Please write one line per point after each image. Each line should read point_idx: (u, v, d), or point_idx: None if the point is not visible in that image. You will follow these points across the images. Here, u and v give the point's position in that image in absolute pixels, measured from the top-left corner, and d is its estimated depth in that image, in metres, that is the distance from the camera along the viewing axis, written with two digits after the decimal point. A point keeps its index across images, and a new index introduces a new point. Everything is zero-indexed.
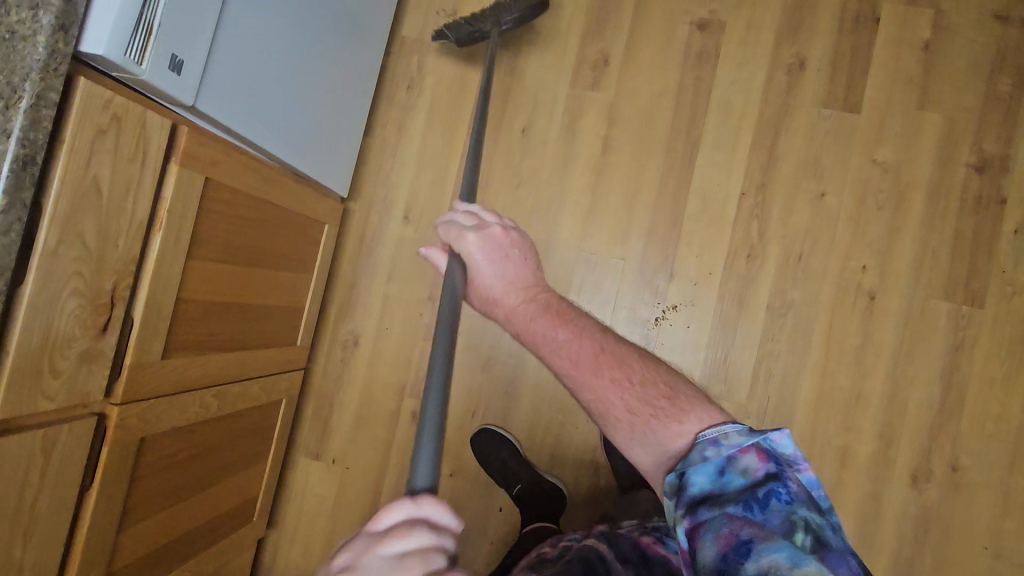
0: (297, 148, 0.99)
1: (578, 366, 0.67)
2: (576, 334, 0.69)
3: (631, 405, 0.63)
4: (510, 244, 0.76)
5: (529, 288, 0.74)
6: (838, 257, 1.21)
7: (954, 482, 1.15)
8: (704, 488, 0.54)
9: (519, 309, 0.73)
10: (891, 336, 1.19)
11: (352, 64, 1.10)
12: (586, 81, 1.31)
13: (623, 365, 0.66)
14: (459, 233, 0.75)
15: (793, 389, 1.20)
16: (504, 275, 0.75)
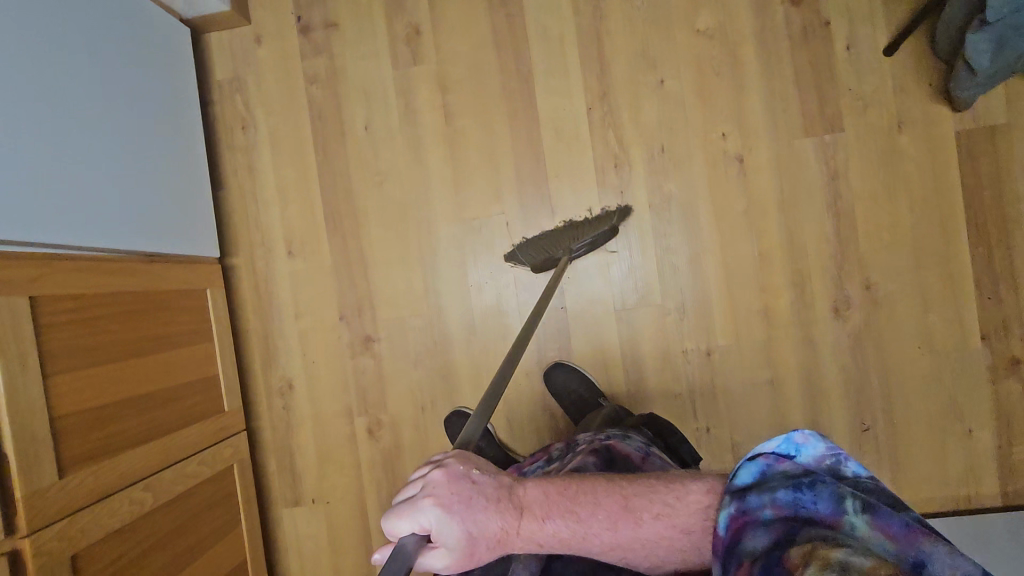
0: (132, 235, 1.00)
1: (615, 529, 0.57)
2: (594, 492, 0.59)
3: (688, 533, 0.55)
4: (465, 468, 0.57)
5: (515, 486, 0.58)
6: (698, 134, 1.22)
7: (872, 299, 1.18)
8: (748, 481, 0.51)
9: (531, 521, 0.56)
10: (771, 189, 1.20)
11: (165, 137, 1.10)
12: (405, 58, 1.29)
13: (653, 498, 0.58)
14: (414, 515, 0.52)
15: (701, 272, 1.23)
16: (490, 509, 0.55)
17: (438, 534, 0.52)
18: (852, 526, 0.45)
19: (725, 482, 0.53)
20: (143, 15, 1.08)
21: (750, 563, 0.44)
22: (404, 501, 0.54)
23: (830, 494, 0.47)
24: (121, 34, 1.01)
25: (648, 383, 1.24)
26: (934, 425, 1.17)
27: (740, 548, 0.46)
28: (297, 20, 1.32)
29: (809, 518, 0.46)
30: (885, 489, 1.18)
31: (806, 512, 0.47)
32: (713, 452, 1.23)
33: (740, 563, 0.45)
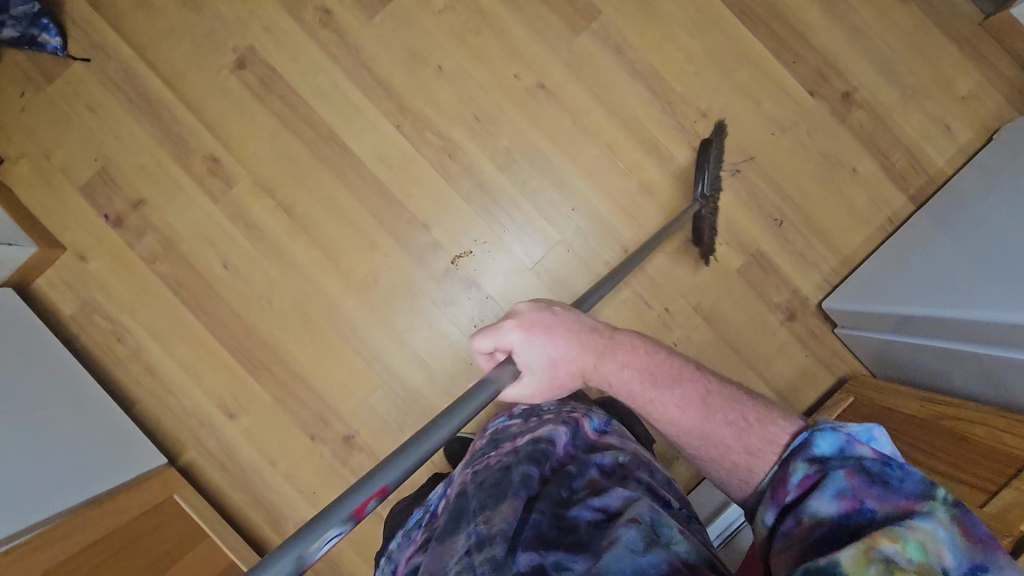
0: (27, 508, 0.92)
1: (684, 412, 0.71)
2: (654, 368, 0.74)
3: (751, 444, 0.66)
4: (552, 309, 0.77)
5: (597, 342, 0.75)
6: (497, 88, 1.28)
7: (714, 124, 1.28)
8: (829, 448, 0.58)
9: (584, 364, 0.75)
10: (581, 92, 1.28)
11: (60, 411, 1.08)
12: (219, 187, 1.30)
13: (733, 406, 0.71)
14: (499, 331, 0.73)
15: (575, 192, 1.28)
16: (572, 341, 0.75)
17: (517, 348, 0.73)
18: (927, 507, 0.51)
19: (804, 442, 0.60)
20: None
21: (808, 518, 0.54)
22: (494, 325, 0.74)
23: (917, 478, 0.52)
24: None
25: (597, 308, 1.29)
26: (826, 184, 1.28)
27: (806, 504, 0.55)
28: (105, 218, 1.31)
29: (881, 495, 0.52)
30: (829, 258, 1.27)
31: (886, 488, 0.53)
32: (685, 325, 1.28)
33: (800, 517, 0.55)
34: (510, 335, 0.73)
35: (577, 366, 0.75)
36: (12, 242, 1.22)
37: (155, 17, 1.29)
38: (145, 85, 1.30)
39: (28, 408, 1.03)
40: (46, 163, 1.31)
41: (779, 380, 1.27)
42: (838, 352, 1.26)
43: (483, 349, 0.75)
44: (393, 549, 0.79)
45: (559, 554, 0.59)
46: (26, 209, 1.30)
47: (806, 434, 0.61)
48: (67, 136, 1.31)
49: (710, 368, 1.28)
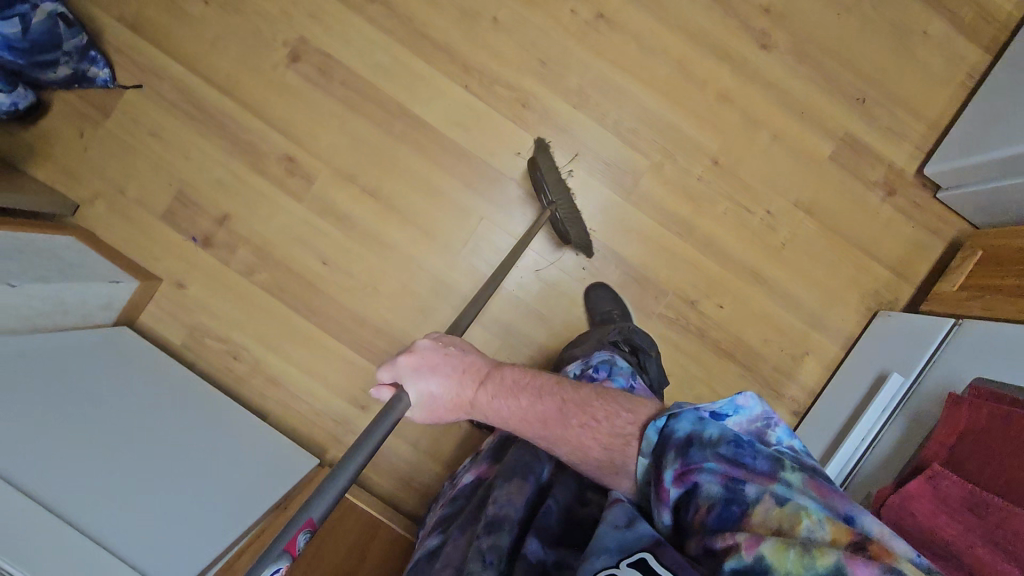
0: (221, 526, 0.96)
1: (546, 425, 0.70)
2: (529, 397, 0.73)
3: (602, 440, 0.66)
4: (444, 347, 0.79)
5: (477, 370, 0.76)
6: (556, 28, 1.27)
7: (778, 19, 1.27)
8: (687, 435, 0.58)
9: (476, 397, 0.75)
10: (640, 15, 1.27)
11: (195, 495, 0.97)
12: (300, 185, 1.28)
13: (585, 407, 0.70)
14: (394, 364, 0.76)
15: (654, 115, 1.28)
16: (453, 382, 0.76)
17: (410, 379, 0.75)
18: (784, 481, 0.52)
19: (664, 431, 0.60)
20: (166, 389, 1.12)
21: (709, 510, 0.53)
22: (396, 357, 0.77)
23: (765, 456, 0.54)
24: (158, 398, 1.08)
25: (699, 226, 1.29)
26: (901, 54, 1.27)
27: (698, 496, 0.54)
28: (192, 240, 1.28)
29: (749, 471, 0.53)
30: (916, 126, 1.28)
31: (747, 468, 0.54)
32: (790, 223, 1.29)
33: (698, 506, 0.54)
34: (400, 370, 0.76)
35: (461, 395, 0.76)
36: (115, 279, 1.17)
37: (199, 27, 1.26)
38: (204, 99, 1.26)
39: (190, 435, 1.05)
40: (120, 198, 1.27)
41: (891, 257, 1.29)
42: (943, 217, 1.28)
43: (385, 377, 0.77)
44: (427, 521, 0.92)
45: (561, 553, 0.64)
46: (112, 249, 1.26)
47: (665, 423, 0.61)
48: (137, 167, 1.27)
49: (821, 260, 1.29)
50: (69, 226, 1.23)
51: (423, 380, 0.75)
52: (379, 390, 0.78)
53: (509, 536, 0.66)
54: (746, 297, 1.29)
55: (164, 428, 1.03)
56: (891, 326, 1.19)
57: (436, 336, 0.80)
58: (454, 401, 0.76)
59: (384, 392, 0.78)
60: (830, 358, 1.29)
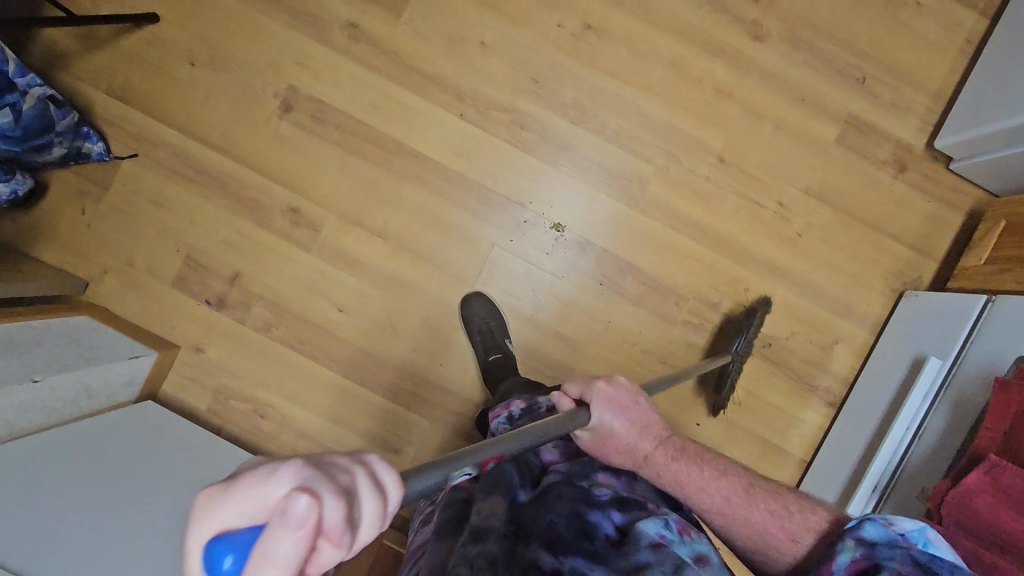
0: None
1: (728, 501, 0.76)
2: (714, 471, 0.78)
3: (792, 530, 0.74)
4: (635, 393, 0.79)
5: (659, 429, 0.80)
6: (545, 45, 1.24)
7: (768, 7, 1.25)
8: (879, 537, 0.60)
9: (651, 452, 0.77)
10: (628, 20, 1.25)
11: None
12: (307, 234, 1.26)
13: (773, 497, 0.78)
14: (594, 386, 0.75)
15: (655, 119, 1.25)
16: (641, 427, 0.77)
17: (602, 404, 0.74)
18: None
19: (853, 526, 0.63)
20: (167, 446, 1.07)
21: None
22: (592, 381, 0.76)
23: None
24: (156, 458, 1.03)
25: (712, 226, 1.26)
26: (896, 27, 1.25)
27: None
28: (206, 303, 1.27)
29: None
30: (921, 99, 1.25)
31: None
32: (804, 213, 1.26)
33: None
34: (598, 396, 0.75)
35: (642, 445, 0.76)
36: (134, 355, 1.16)
37: (188, 89, 1.25)
38: (200, 160, 1.25)
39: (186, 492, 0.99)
40: (130, 270, 1.26)
41: (910, 234, 1.26)
42: (958, 188, 1.26)
43: (574, 394, 0.75)
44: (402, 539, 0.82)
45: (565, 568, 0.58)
46: (127, 322, 1.25)
47: (855, 524, 0.63)
48: (140, 237, 1.26)
49: (840, 246, 1.27)
50: (78, 304, 1.22)
51: (612, 408, 0.75)
52: (562, 398, 0.74)
53: (497, 546, 0.59)
54: (769, 292, 1.27)
55: (151, 497, 0.95)
56: (922, 306, 1.17)
57: (628, 380, 0.80)
58: (625, 441, 0.75)
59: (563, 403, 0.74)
60: (859, 344, 1.27)
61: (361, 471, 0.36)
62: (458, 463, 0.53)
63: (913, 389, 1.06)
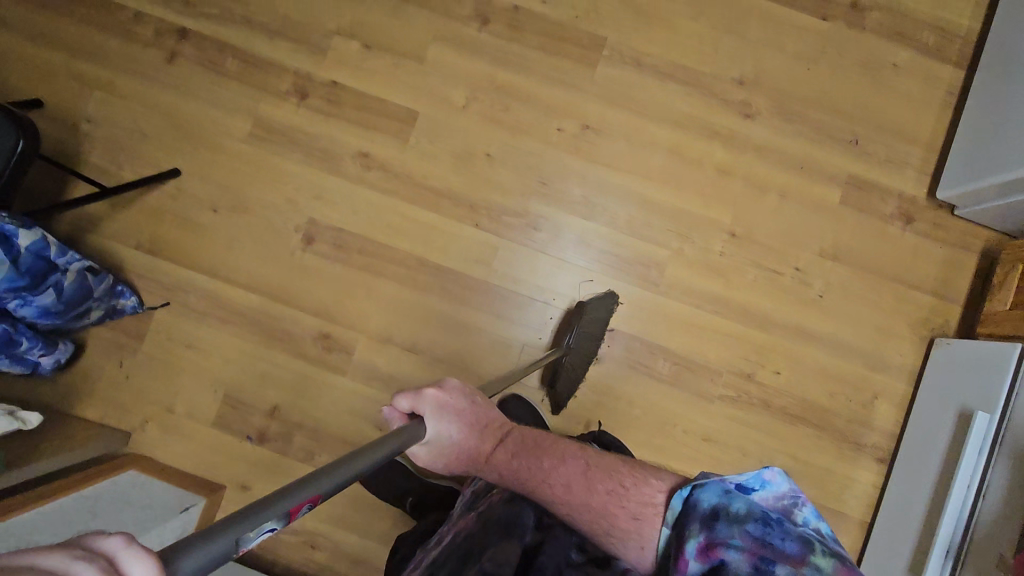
0: None
1: (568, 489, 0.73)
2: (552, 461, 0.77)
3: (632, 508, 0.70)
4: (468, 394, 0.79)
5: (495, 426, 0.80)
6: (549, 149, 1.30)
7: (755, 86, 1.31)
8: (713, 508, 0.61)
9: (489, 451, 0.78)
10: (624, 115, 1.30)
11: None
12: (340, 358, 1.29)
13: (613, 477, 0.74)
14: (418, 395, 0.74)
15: (663, 205, 1.29)
16: (473, 429, 0.78)
17: (431, 415, 0.74)
18: (812, 564, 0.56)
19: (691, 503, 0.64)
20: None
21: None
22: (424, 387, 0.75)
23: (792, 538, 0.58)
24: None
25: (735, 299, 1.29)
26: (880, 89, 1.31)
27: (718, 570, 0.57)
28: (247, 439, 1.28)
29: (775, 551, 0.57)
30: (916, 152, 1.30)
31: (772, 548, 0.57)
32: (822, 274, 1.29)
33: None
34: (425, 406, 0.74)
35: (474, 444, 0.78)
36: (186, 507, 1.16)
37: (213, 234, 1.30)
38: (231, 300, 1.29)
39: None
40: (171, 416, 1.28)
41: (929, 281, 1.28)
42: (967, 231, 1.29)
43: (405, 406, 0.73)
44: None
45: None
46: (171, 470, 1.26)
47: (690, 494, 0.65)
48: (178, 381, 1.28)
49: (864, 301, 1.28)
50: (127, 456, 1.25)
51: (442, 415, 0.75)
52: (387, 415, 0.73)
53: None
54: (801, 355, 1.28)
55: None
56: (956, 356, 1.18)
57: (463, 381, 0.79)
58: (462, 442, 0.77)
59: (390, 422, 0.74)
60: (899, 395, 1.27)
61: (97, 575, 0.28)
62: (258, 521, 0.44)
63: (965, 447, 1.06)
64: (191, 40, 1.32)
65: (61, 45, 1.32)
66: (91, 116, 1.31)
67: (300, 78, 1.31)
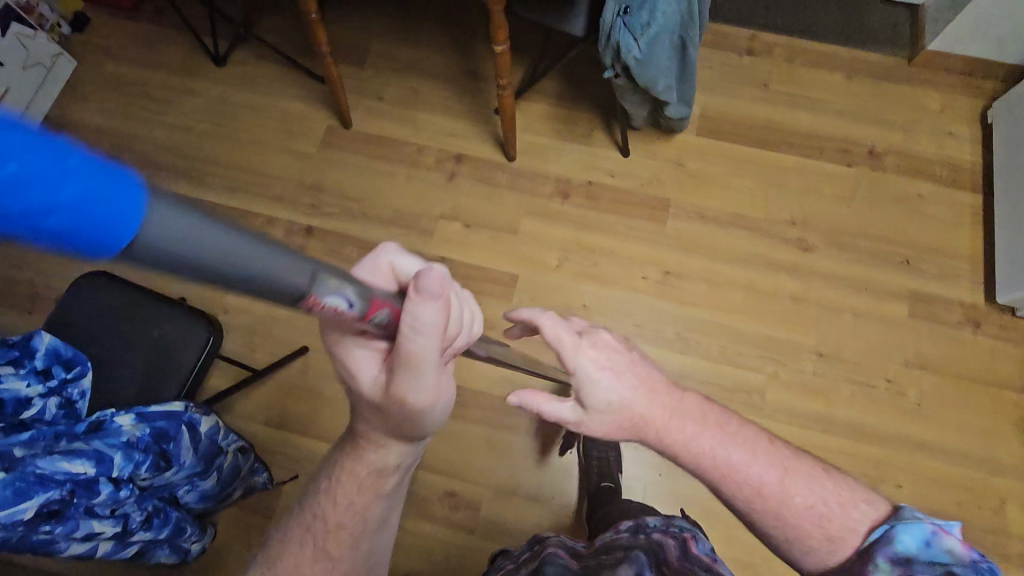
0: None
1: (756, 488, 0.71)
2: (744, 453, 0.72)
3: (829, 527, 0.68)
4: (629, 347, 0.75)
5: (668, 389, 0.75)
6: (638, 295, 1.46)
7: (806, 225, 1.51)
8: (910, 550, 0.63)
9: (665, 426, 0.72)
10: (700, 260, 1.48)
11: None
12: (468, 514, 1.30)
13: (810, 482, 0.72)
14: (581, 344, 0.69)
15: (751, 333, 1.42)
16: (644, 389, 0.73)
17: (594, 363, 0.69)
18: None
19: (882, 536, 0.66)
20: None
21: None
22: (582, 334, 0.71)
23: None
24: None
25: (839, 416, 1.35)
26: (914, 216, 1.51)
27: None
28: None
29: None
30: (964, 265, 1.46)
31: None
32: (913, 383, 1.37)
33: None
34: (589, 372, 0.69)
35: (648, 414, 0.72)
36: None
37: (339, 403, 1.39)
38: None
39: None
40: None
41: (1015, 379, 1.36)
42: None
43: (560, 338, 0.69)
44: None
45: None
46: None
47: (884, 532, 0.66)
48: None
49: (960, 405, 1.35)
50: None
51: (601, 365, 0.70)
52: (526, 396, 0.66)
53: None
54: (918, 465, 1.31)
55: None
56: None
57: (612, 333, 0.74)
58: (623, 405, 0.71)
59: (527, 398, 0.67)
60: None
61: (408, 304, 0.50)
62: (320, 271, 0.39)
63: None
64: (317, 234, 1.53)
65: None
66: (229, 307, 1.47)
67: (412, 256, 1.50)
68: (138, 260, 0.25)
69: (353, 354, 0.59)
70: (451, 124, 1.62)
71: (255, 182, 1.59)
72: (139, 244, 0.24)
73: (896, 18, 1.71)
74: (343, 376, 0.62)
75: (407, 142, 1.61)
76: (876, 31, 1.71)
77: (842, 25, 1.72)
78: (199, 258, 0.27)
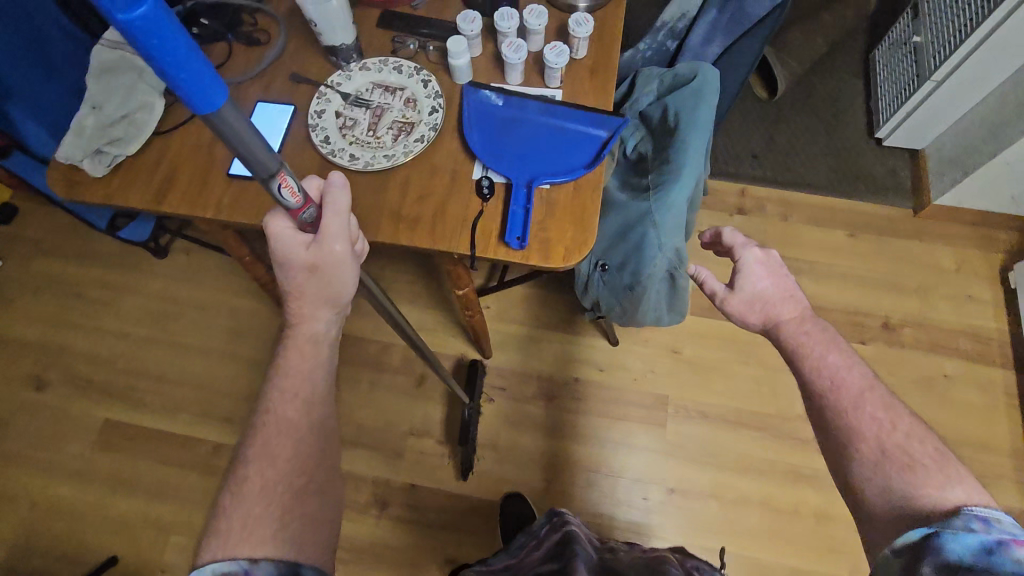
0: None
1: (846, 399, 0.67)
2: (844, 359, 0.70)
3: (899, 460, 0.60)
4: (785, 274, 0.80)
5: (797, 303, 0.78)
6: (639, 520, 1.27)
7: None
8: (959, 557, 0.48)
9: (789, 321, 0.76)
10: (706, 471, 1.30)
11: None
12: None
13: (913, 433, 0.62)
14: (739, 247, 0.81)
15: (772, 564, 1.23)
16: (776, 283, 0.79)
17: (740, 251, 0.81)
18: None
19: (926, 541, 0.51)
20: None
21: None
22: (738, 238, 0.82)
23: None
24: None
25: None
26: (940, 402, 1.35)
27: None
28: None
29: None
30: (1004, 462, 1.29)
31: None
32: None
33: None
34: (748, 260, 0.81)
35: (785, 316, 0.77)
36: None
37: None
38: None
39: None
40: None
41: None
42: None
43: (729, 236, 0.83)
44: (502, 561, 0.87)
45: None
46: None
47: (928, 535, 0.51)
48: None
49: None
50: None
51: (747, 267, 0.80)
52: (700, 268, 0.83)
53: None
54: None
55: None
56: None
57: (781, 261, 0.81)
58: (755, 267, 0.80)
59: (699, 273, 0.83)
60: None
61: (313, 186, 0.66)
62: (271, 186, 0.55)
63: None
64: None
65: (140, 489, 1.32)
66: (168, 565, 1.26)
67: (380, 485, 1.31)
68: (217, 120, 0.44)
69: (291, 269, 0.68)
70: (418, 315, 1.46)
71: (199, 399, 1.40)
72: (220, 104, 0.42)
73: (894, 162, 1.58)
74: (289, 287, 0.71)
75: (370, 340, 1.43)
76: (875, 177, 1.57)
77: (836, 174, 1.58)
78: (235, 130, 0.45)
